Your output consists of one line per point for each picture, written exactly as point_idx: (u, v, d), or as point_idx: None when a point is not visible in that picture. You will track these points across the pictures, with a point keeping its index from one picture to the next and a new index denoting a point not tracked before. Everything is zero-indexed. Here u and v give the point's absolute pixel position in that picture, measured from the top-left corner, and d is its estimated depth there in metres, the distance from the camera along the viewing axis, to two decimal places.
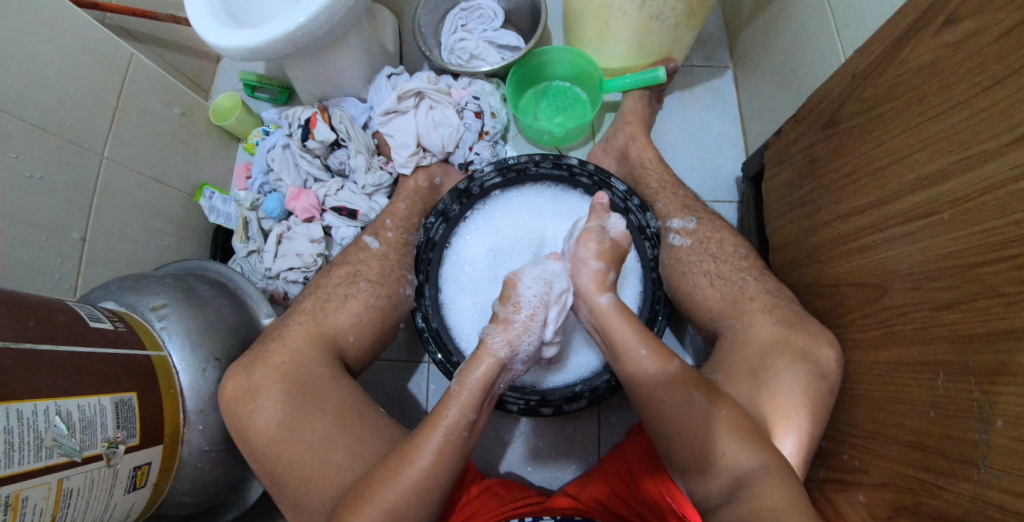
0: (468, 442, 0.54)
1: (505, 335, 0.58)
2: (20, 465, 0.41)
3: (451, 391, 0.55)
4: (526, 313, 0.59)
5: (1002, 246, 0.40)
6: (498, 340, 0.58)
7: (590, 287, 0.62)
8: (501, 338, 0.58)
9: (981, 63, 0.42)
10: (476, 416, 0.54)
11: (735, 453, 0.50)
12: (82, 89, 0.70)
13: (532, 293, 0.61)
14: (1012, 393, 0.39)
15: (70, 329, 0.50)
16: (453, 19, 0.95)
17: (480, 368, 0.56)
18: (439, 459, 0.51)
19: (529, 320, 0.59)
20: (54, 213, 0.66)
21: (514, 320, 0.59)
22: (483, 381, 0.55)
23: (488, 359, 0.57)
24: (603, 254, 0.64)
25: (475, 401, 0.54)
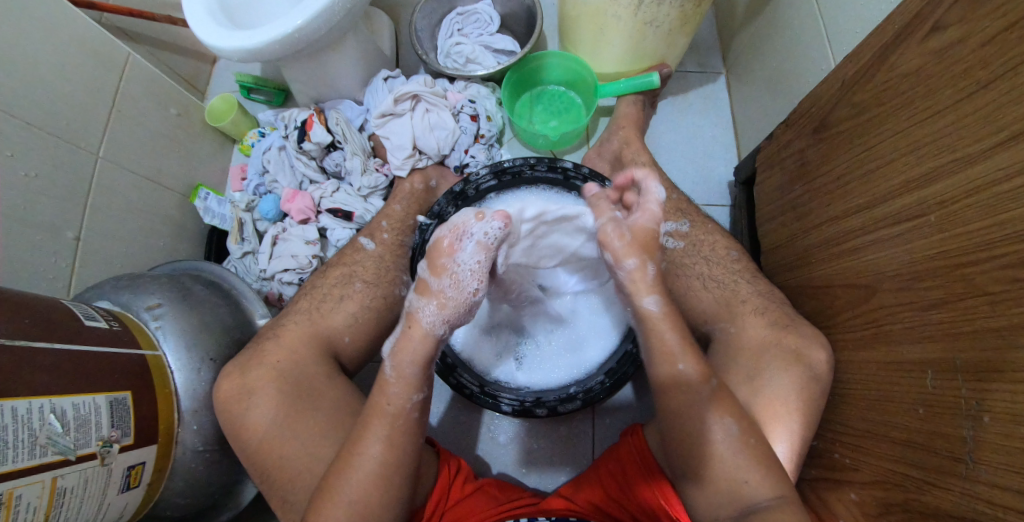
0: (421, 423, 0.53)
1: (437, 309, 0.51)
2: (14, 463, 0.41)
3: (388, 376, 0.52)
4: (462, 285, 0.51)
5: (988, 248, 0.41)
6: (426, 313, 0.51)
7: (635, 286, 0.55)
8: (431, 311, 0.51)
9: (964, 69, 0.44)
10: (423, 394, 0.52)
11: (757, 480, 0.51)
12: (78, 88, 0.70)
13: (473, 260, 0.51)
14: (1000, 390, 0.40)
15: (64, 327, 0.50)
16: (449, 24, 0.96)
17: (409, 345, 0.52)
18: (391, 447, 0.50)
19: (466, 291, 0.51)
20: (48, 212, 0.66)
21: (449, 297, 0.51)
22: (417, 361, 0.52)
23: (417, 333, 0.51)
24: (630, 248, 0.55)
25: (412, 385, 0.51)
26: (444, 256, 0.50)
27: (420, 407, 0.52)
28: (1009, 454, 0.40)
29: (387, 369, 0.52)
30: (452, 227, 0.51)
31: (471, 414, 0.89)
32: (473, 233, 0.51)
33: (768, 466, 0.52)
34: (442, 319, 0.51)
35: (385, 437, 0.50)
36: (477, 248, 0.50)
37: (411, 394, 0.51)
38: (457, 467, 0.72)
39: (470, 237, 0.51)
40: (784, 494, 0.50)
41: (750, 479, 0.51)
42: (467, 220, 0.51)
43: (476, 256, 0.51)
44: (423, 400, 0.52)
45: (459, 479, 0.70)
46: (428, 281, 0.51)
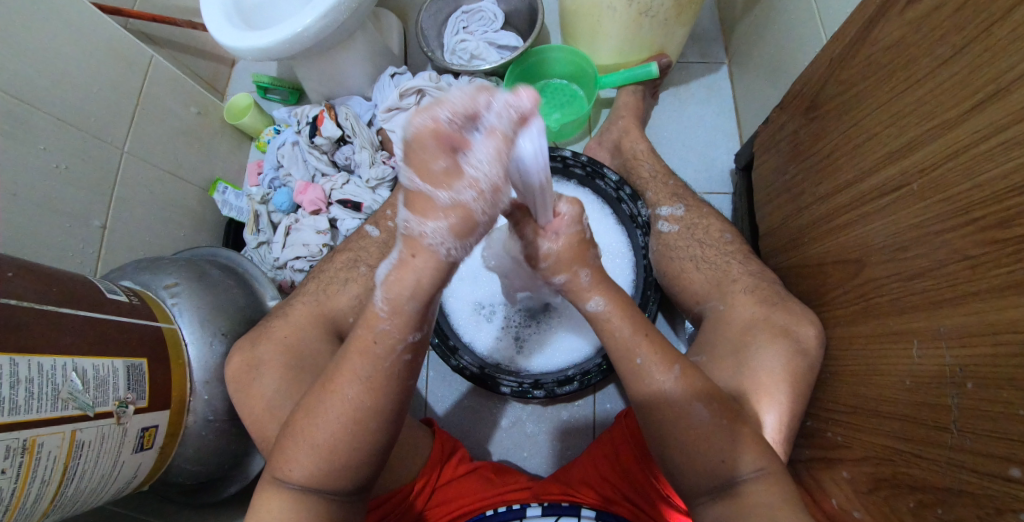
0: (412, 367, 0.48)
1: (444, 226, 0.41)
2: (39, 413, 0.45)
3: (378, 311, 0.46)
4: (478, 191, 0.40)
5: (966, 212, 0.41)
6: (424, 232, 0.41)
7: (579, 290, 0.54)
8: (432, 230, 0.41)
9: (941, 36, 0.44)
10: (414, 338, 0.47)
11: (734, 458, 0.48)
12: (106, 86, 0.76)
13: (487, 159, 0.38)
14: (983, 353, 0.40)
15: (87, 297, 0.55)
16: (455, 22, 0.99)
17: (410, 273, 0.44)
18: (366, 388, 0.46)
19: (481, 198, 0.40)
20: (77, 201, 0.71)
21: (466, 206, 0.40)
22: (416, 295, 0.45)
23: (422, 261, 0.43)
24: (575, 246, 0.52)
25: (406, 320, 0.45)
26: (439, 155, 0.38)
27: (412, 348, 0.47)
28: (991, 421, 0.39)
29: (380, 303, 0.45)
30: (455, 107, 0.38)
31: (473, 399, 0.90)
32: (484, 119, 0.38)
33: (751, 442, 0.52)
34: (454, 240, 0.41)
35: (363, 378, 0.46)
36: (494, 142, 0.38)
37: (406, 333, 0.46)
38: (454, 448, 0.73)
39: (480, 126, 0.38)
40: (766, 466, 0.48)
41: (727, 457, 0.49)
42: (471, 100, 0.37)
43: (489, 150, 0.38)
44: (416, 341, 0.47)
45: (454, 460, 0.72)
46: (423, 192, 0.40)
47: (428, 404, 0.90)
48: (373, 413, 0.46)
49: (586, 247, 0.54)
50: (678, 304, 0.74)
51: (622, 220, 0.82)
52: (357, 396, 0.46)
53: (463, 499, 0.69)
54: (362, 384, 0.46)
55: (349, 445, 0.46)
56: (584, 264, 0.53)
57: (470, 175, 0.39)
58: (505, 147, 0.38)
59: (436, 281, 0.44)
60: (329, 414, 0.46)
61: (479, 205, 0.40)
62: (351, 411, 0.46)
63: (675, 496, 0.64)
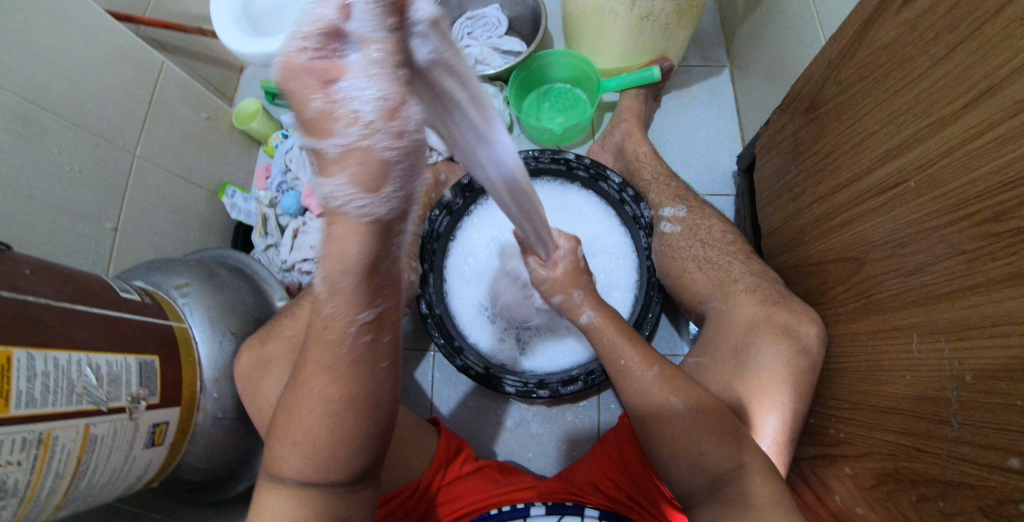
0: (376, 351, 0.43)
1: (344, 178, 0.33)
2: (54, 406, 0.46)
3: (321, 295, 0.40)
4: (367, 125, 0.31)
5: (962, 207, 0.42)
6: (332, 196, 0.34)
7: (573, 307, 0.65)
8: (336, 188, 0.33)
9: (936, 34, 0.45)
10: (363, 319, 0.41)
11: (711, 452, 0.49)
12: (118, 92, 0.78)
13: (366, 81, 0.30)
14: (982, 347, 0.40)
15: (101, 296, 0.56)
16: (460, 28, 1.01)
17: (338, 244, 0.36)
18: (334, 378, 0.43)
19: (374, 134, 0.32)
20: (90, 204, 0.73)
21: (361, 151, 0.32)
22: (351, 268, 0.37)
23: (342, 230, 0.35)
24: (571, 273, 0.66)
25: (352, 301, 0.40)
26: (310, 93, 0.31)
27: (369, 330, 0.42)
28: (990, 412, 0.40)
29: (319, 286, 0.40)
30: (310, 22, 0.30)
31: (478, 399, 0.91)
32: (348, 33, 0.30)
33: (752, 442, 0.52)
34: (366, 191, 0.33)
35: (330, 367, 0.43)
36: (366, 59, 0.30)
37: (354, 314, 0.40)
38: (459, 448, 0.74)
39: (349, 43, 0.30)
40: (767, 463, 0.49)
41: (705, 452, 0.49)
42: (323, 13, 0.29)
43: (363, 71, 0.30)
44: (372, 322, 0.42)
45: (460, 459, 0.73)
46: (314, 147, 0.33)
47: (433, 405, 0.91)
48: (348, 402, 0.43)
49: (579, 274, 0.67)
50: (681, 304, 0.75)
51: (625, 222, 0.83)
52: (326, 388, 0.43)
53: (468, 498, 0.69)
54: (330, 374, 0.43)
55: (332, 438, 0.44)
56: (577, 286, 0.65)
57: (351, 106, 0.31)
58: (385, 58, 0.30)
59: (365, 251, 0.36)
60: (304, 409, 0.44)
61: (378, 141, 0.32)
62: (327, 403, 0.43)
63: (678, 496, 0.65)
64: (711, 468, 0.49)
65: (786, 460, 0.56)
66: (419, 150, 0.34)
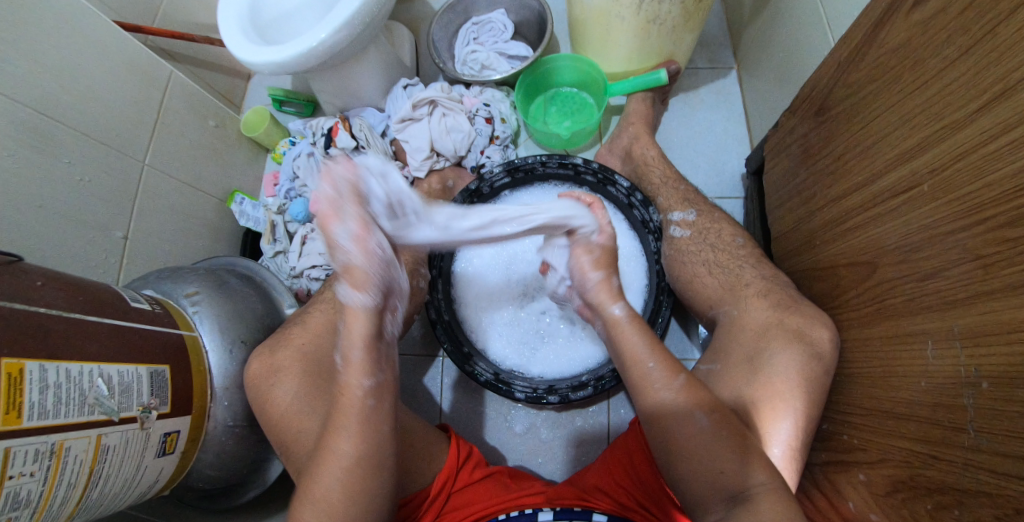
0: (380, 412, 0.51)
1: (348, 284, 0.47)
2: (66, 417, 0.46)
3: (340, 371, 0.50)
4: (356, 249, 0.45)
5: (977, 211, 0.42)
6: (345, 295, 0.47)
7: (601, 298, 0.59)
8: (345, 289, 0.47)
9: (947, 37, 0.45)
10: (373, 381, 0.50)
11: (735, 470, 0.49)
12: (127, 102, 0.78)
13: (349, 222, 0.44)
14: (1000, 353, 0.40)
15: (112, 306, 0.56)
16: (465, 33, 1.01)
17: (348, 324, 0.49)
18: (354, 434, 0.49)
19: (363, 253, 0.45)
20: (101, 213, 0.73)
21: (355, 263, 0.46)
22: (359, 343, 0.49)
23: (353, 317, 0.48)
24: (599, 263, 0.59)
25: (363, 369, 0.49)
26: (328, 239, 0.46)
27: (374, 392, 0.50)
28: (1007, 420, 0.39)
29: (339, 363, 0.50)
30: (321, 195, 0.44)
31: (487, 405, 0.91)
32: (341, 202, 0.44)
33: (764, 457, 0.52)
34: (361, 288, 0.47)
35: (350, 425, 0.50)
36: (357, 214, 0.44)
37: (364, 377, 0.50)
38: (468, 453, 0.74)
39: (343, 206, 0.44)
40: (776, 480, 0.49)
41: (725, 469, 0.50)
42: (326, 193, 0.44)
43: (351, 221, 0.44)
44: (376, 386, 0.50)
45: (469, 465, 0.72)
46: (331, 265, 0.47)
47: (442, 411, 0.91)
48: (369, 454, 0.50)
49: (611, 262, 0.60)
50: (691, 308, 0.74)
51: (634, 226, 0.83)
52: (344, 448, 0.50)
53: (476, 504, 0.68)
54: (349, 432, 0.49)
55: (358, 484, 0.49)
56: (609, 273, 0.59)
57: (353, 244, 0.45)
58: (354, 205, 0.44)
59: (366, 324, 0.48)
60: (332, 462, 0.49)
61: (365, 256, 0.46)
62: (354, 456, 0.49)
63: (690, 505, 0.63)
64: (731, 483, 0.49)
65: (800, 465, 0.56)
66: (391, 257, 0.49)
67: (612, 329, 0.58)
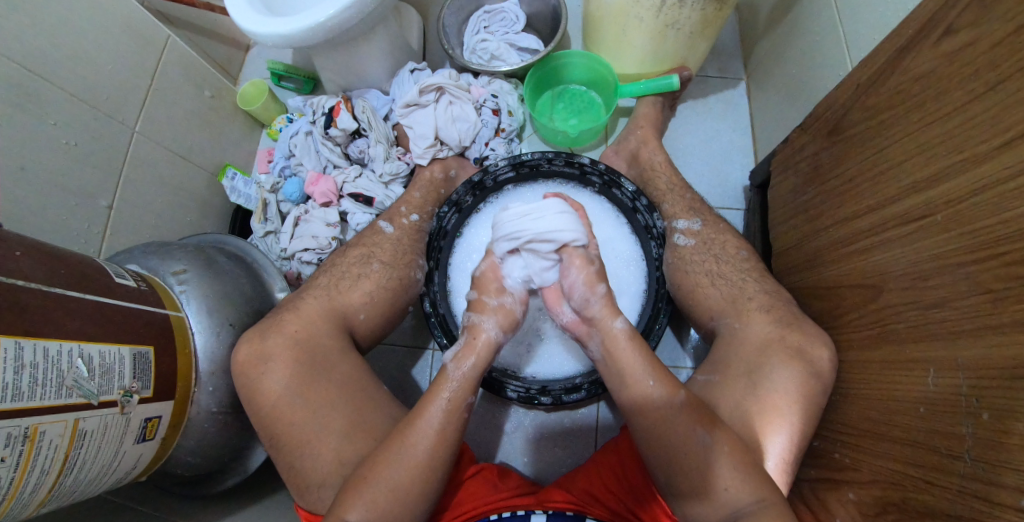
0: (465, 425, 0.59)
1: (494, 319, 0.64)
2: (43, 399, 0.44)
3: (448, 374, 0.61)
4: (512, 299, 0.66)
5: (990, 246, 0.42)
6: (485, 324, 0.64)
7: (602, 314, 0.62)
8: (487, 320, 0.64)
9: (975, 70, 0.45)
10: (472, 399, 0.61)
11: (738, 488, 0.51)
12: (120, 64, 0.74)
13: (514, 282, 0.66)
14: (1002, 387, 0.40)
15: (96, 281, 0.54)
16: (476, 21, 0.99)
17: (469, 345, 0.63)
18: (431, 437, 0.57)
19: (516, 303, 0.66)
20: (85, 181, 0.70)
21: (511, 309, 0.65)
22: (467, 383, 0.60)
23: (482, 343, 0.63)
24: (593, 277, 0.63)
25: (471, 385, 0.61)
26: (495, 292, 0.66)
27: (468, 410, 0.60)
28: (1006, 452, 0.39)
29: (452, 369, 0.61)
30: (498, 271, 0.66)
31: (476, 401, 0.90)
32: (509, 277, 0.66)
33: (760, 472, 0.52)
34: (502, 327, 0.64)
35: (435, 431, 0.57)
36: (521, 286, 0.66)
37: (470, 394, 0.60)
38: (463, 451, 0.74)
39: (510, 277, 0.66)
40: (766, 497, 0.50)
41: (731, 486, 0.51)
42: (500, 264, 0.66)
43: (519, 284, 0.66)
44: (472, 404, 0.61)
45: (465, 464, 0.73)
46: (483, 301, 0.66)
47: None
48: (433, 458, 0.56)
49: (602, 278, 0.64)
50: (690, 318, 0.74)
51: (635, 231, 0.82)
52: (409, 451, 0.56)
53: (468, 504, 0.68)
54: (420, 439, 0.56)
55: (417, 488, 0.55)
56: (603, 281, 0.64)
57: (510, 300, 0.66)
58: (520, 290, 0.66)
59: (478, 363, 0.62)
60: (407, 460, 0.55)
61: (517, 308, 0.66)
62: (407, 466, 0.55)
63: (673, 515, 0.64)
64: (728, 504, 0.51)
65: (790, 480, 0.56)
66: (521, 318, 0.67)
67: (611, 343, 0.60)
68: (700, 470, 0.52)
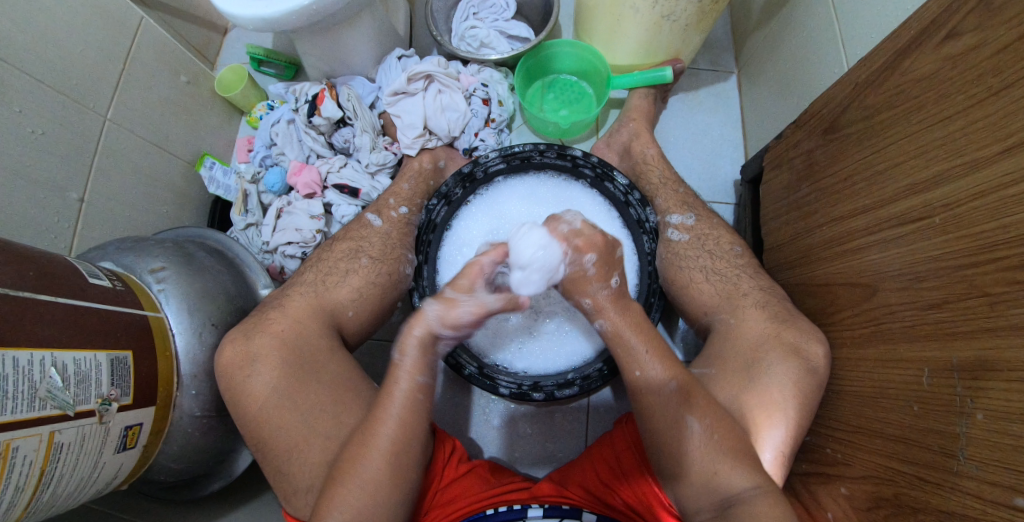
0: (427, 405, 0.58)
1: (439, 313, 0.56)
2: (13, 414, 0.41)
3: (395, 358, 0.56)
4: (469, 301, 0.56)
5: (989, 250, 0.42)
6: (430, 317, 0.56)
7: (603, 304, 0.61)
8: (432, 311, 0.56)
9: (978, 75, 0.45)
10: (426, 379, 0.57)
11: (723, 487, 0.51)
12: (86, 48, 0.70)
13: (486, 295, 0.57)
14: (997, 388, 0.41)
15: (67, 283, 0.50)
16: (466, 7, 0.96)
17: (410, 327, 0.57)
18: (404, 427, 0.55)
19: (468, 311, 0.56)
20: (53, 172, 0.66)
21: (457, 311, 0.56)
22: (418, 370, 0.56)
23: (415, 335, 0.56)
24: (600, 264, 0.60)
25: (423, 367, 0.57)
26: (466, 289, 0.56)
27: (423, 389, 0.57)
28: (1000, 451, 0.40)
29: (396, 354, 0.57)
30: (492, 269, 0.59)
31: (464, 396, 0.89)
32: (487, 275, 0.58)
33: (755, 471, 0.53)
34: (442, 324, 0.56)
35: (400, 414, 0.55)
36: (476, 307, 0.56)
37: (416, 374, 0.56)
38: (453, 446, 0.72)
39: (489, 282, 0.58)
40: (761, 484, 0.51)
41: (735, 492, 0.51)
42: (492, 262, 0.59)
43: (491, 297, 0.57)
44: (427, 383, 0.57)
45: (454, 459, 0.71)
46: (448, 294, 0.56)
47: None
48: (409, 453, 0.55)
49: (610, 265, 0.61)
50: (683, 313, 0.75)
51: (627, 224, 0.81)
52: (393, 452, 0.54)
53: (460, 500, 0.67)
54: (397, 433, 0.55)
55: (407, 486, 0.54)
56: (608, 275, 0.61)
57: (467, 300, 0.56)
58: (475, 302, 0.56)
59: (416, 354, 0.56)
60: (391, 453, 0.54)
61: (465, 311, 0.56)
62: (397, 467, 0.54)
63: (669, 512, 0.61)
64: (722, 488, 0.51)
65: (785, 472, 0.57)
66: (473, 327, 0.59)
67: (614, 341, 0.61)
68: (694, 469, 0.53)
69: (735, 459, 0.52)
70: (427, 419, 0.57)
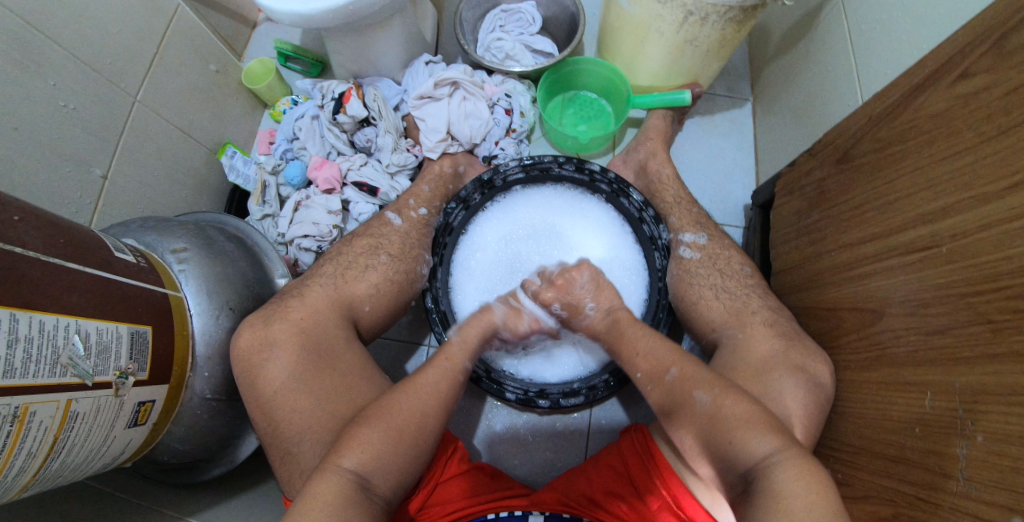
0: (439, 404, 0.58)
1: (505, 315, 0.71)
2: (35, 378, 0.41)
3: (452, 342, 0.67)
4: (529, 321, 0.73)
5: (992, 280, 0.44)
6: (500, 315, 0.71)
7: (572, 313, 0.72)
8: (501, 312, 0.71)
9: (988, 114, 0.47)
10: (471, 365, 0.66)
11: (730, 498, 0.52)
12: (121, 28, 0.72)
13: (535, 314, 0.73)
14: (995, 412, 0.43)
15: (94, 254, 0.51)
16: (493, 19, 0.98)
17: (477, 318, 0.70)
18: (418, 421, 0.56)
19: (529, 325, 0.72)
20: (81, 148, 0.67)
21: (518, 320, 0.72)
22: (470, 354, 0.67)
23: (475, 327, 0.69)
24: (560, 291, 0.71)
25: (471, 351, 0.66)
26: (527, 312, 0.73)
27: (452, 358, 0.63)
28: (998, 472, 0.42)
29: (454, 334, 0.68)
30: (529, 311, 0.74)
31: (468, 400, 0.90)
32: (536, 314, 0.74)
33: None
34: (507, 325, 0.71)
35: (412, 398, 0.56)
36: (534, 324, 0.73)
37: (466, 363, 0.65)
38: (455, 447, 0.73)
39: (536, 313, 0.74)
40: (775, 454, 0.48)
41: None
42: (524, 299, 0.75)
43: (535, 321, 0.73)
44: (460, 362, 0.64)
45: (454, 458, 0.71)
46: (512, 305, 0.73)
47: None
48: (420, 449, 0.55)
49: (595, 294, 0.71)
50: (691, 329, 0.76)
51: (640, 240, 0.84)
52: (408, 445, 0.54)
53: (460, 500, 0.68)
54: (410, 427, 0.55)
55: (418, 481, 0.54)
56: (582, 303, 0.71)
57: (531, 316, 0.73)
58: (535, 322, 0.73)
59: (477, 340, 0.68)
60: (405, 447, 0.54)
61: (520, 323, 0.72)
62: (409, 460, 0.54)
63: (681, 496, 0.63)
64: (743, 458, 0.49)
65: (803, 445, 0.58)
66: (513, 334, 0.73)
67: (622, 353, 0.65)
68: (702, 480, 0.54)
69: (749, 423, 0.51)
70: (437, 416, 0.58)
